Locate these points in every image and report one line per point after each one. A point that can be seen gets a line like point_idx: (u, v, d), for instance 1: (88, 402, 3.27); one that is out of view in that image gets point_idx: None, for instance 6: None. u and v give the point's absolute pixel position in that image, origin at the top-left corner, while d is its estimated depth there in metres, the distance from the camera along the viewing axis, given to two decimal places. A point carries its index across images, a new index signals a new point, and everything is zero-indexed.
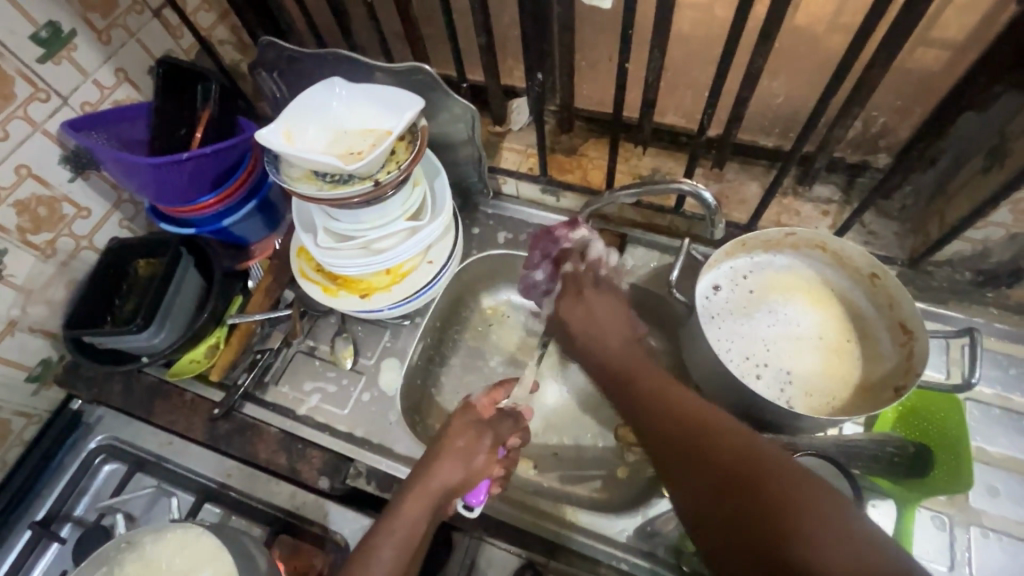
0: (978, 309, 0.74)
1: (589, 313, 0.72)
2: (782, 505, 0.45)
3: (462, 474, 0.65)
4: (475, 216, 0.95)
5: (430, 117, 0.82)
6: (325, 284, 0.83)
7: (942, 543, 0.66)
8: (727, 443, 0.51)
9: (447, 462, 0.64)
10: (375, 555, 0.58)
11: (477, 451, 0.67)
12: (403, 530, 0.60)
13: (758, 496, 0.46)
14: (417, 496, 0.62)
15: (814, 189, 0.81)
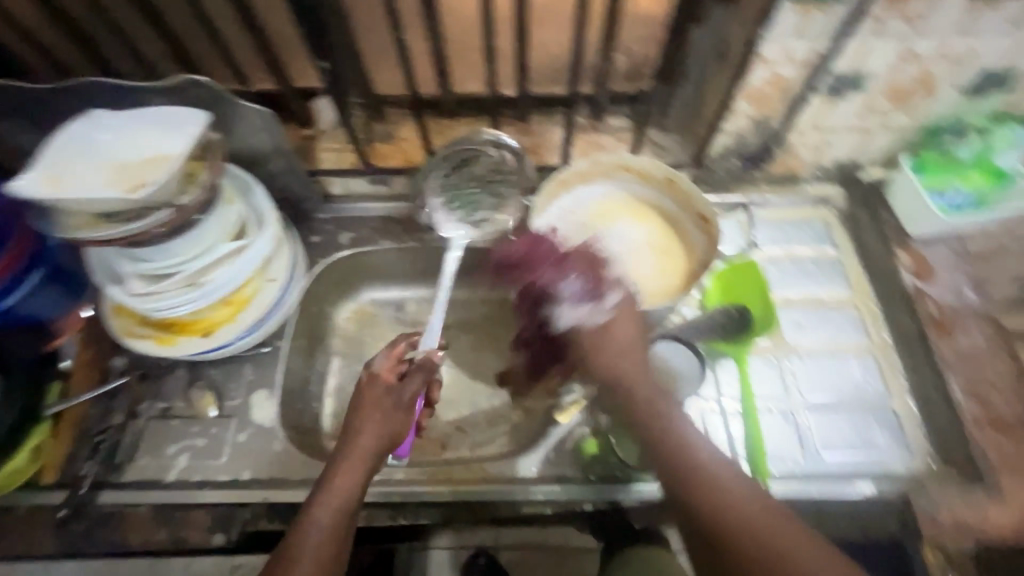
0: (752, 188, 0.90)
1: (631, 352, 0.72)
2: (724, 512, 0.58)
3: (383, 427, 0.67)
4: (311, 225, 0.92)
5: (226, 132, 0.78)
6: (158, 334, 0.76)
7: (774, 377, 0.79)
8: (687, 456, 0.62)
9: (363, 425, 0.66)
10: (310, 523, 0.59)
11: (400, 415, 0.68)
12: (336, 499, 0.61)
13: (702, 498, 0.59)
14: (348, 464, 0.63)
15: (608, 122, 0.91)
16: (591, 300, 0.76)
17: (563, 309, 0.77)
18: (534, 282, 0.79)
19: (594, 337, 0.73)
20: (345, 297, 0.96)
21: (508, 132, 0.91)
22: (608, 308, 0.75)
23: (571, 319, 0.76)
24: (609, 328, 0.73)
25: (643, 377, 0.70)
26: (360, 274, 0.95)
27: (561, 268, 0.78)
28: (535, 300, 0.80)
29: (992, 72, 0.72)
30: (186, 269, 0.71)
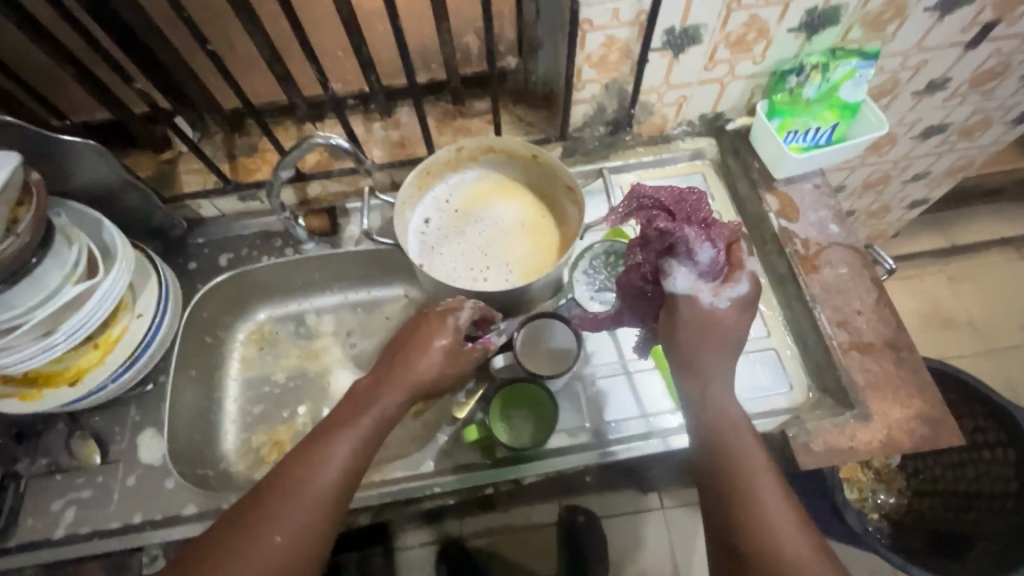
0: (627, 153, 0.92)
1: (710, 329, 0.60)
2: (743, 479, 0.54)
3: (426, 368, 0.65)
4: (187, 251, 0.89)
5: (61, 170, 0.74)
6: (21, 391, 0.72)
7: None
8: (742, 457, 0.55)
9: (423, 352, 0.65)
10: (336, 440, 0.59)
11: (464, 354, 0.68)
12: (366, 424, 0.61)
13: (726, 457, 0.55)
14: (396, 390, 0.63)
15: (474, 105, 0.90)
16: (716, 281, 0.61)
17: (680, 270, 0.61)
18: (662, 228, 0.61)
19: (697, 320, 0.61)
20: (238, 319, 0.93)
21: (375, 129, 0.89)
22: (729, 297, 0.61)
23: (688, 287, 0.61)
24: (723, 322, 0.61)
25: (715, 353, 0.60)
26: (249, 295, 0.92)
27: (703, 226, 0.61)
28: (658, 250, 0.63)
29: (819, 9, 0.73)
30: (35, 318, 0.67)
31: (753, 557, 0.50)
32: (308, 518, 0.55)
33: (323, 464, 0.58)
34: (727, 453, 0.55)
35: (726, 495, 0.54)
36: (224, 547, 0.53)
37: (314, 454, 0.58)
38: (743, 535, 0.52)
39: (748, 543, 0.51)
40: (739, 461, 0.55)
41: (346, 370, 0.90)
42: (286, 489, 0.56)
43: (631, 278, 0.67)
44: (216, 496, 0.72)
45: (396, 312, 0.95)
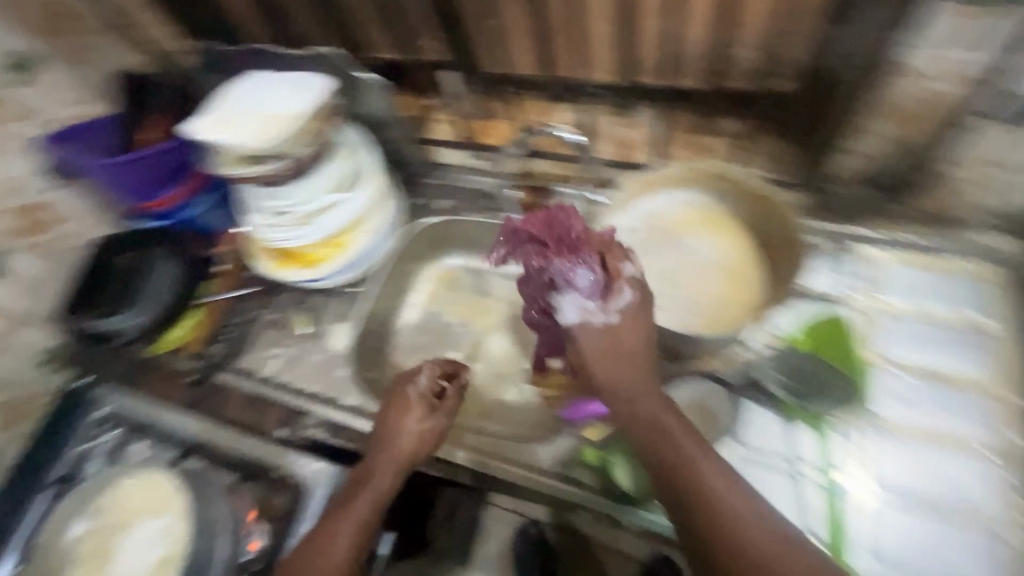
0: (888, 225, 0.79)
1: (625, 350, 0.65)
2: (700, 495, 0.57)
3: (405, 449, 0.72)
4: (415, 187, 1.02)
5: (353, 97, 0.89)
6: (276, 259, 0.92)
7: (846, 449, 0.70)
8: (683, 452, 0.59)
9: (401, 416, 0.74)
10: (334, 538, 0.65)
11: (433, 420, 0.75)
12: (360, 508, 0.67)
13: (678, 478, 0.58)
14: (382, 471, 0.70)
15: (721, 124, 0.84)
16: (601, 299, 0.67)
17: (568, 301, 0.67)
18: (539, 265, 0.71)
19: (596, 337, 0.65)
20: (433, 256, 1.04)
21: (609, 124, 0.89)
22: (615, 310, 0.66)
23: (576, 311, 0.67)
24: (622, 331, 0.66)
25: (638, 385, 0.64)
26: (447, 240, 1.02)
27: (573, 251, 0.69)
28: (543, 285, 0.70)
29: None
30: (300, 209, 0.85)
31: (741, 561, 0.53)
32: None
33: (329, 551, 0.64)
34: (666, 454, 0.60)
35: (691, 511, 0.57)
36: None
37: (322, 546, 0.65)
38: (711, 534, 0.55)
39: (720, 537, 0.55)
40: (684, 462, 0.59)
41: (500, 336, 0.97)
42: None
43: (530, 313, 0.76)
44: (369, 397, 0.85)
45: None
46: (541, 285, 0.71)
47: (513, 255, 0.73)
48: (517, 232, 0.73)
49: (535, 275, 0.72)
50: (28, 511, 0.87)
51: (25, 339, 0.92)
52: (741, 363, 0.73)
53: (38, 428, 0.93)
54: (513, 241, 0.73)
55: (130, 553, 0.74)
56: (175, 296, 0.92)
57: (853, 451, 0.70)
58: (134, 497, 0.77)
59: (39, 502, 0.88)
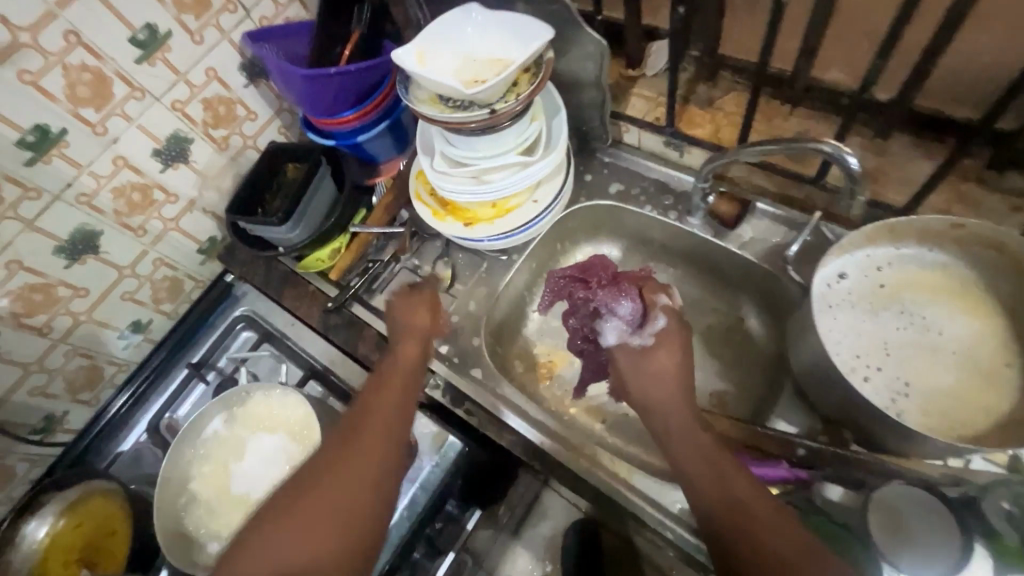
0: None
1: (661, 374, 0.67)
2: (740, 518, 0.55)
3: (424, 331, 0.75)
4: (590, 162, 0.92)
5: (559, 52, 0.79)
6: (435, 208, 0.87)
7: None
8: (708, 459, 0.60)
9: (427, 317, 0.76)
10: (365, 414, 0.64)
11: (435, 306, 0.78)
12: (394, 385, 0.68)
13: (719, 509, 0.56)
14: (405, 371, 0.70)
15: (1006, 178, 0.67)
16: (637, 325, 0.71)
17: (607, 327, 0.72)
18: (584, 296, 0.76)
19: (630, 361, 0.69)
20: (584, 240, 0.96)
21: (851, 145, 0.74)
22: (652, 334, 0.70)
23: (616, 335, 0.71)
24: (656, 356, 0.69)
25: (673, 407, 0.65)
26: (607, 225, 0.93)
27: (615, 287, 0.74)
28: (587, 313, 0.76)
29: None
30: (475, 164, 0.79)
31: None
32: (373, 485, 0.60)
33: (361, 430, 0.63)
34: (692, 458, 0.61)
35: (726, 534, 0.55)
36: (271, 537, 0.56)
37: (356, 434, 0.63)
38: (739, 534, 0.54)
39: (736, 527, 0.55)
40: (709, 467, 0.59)
41: None
42: (341, 460, 0.61)
43: (575, 340, 0.80)
44: (499, 377, 0.81)
45: (717, 329, 0.87)
46: (585, 313, 0.76)
47: (566, 291, 0.80)
48: (592, 268, 0.79)
49: (580, 304, 0.77)
50: (171, 380, 0.98)
51: (187, 226, 0.95)
52: (948, 470, 0.60)
53: (188, 307, 1.02)
54: (564, 284, 0.80)
55: (249, 467, 0.77)
56: (327, 217, 0.94)
57: None
58: (267, 414, 0.79)
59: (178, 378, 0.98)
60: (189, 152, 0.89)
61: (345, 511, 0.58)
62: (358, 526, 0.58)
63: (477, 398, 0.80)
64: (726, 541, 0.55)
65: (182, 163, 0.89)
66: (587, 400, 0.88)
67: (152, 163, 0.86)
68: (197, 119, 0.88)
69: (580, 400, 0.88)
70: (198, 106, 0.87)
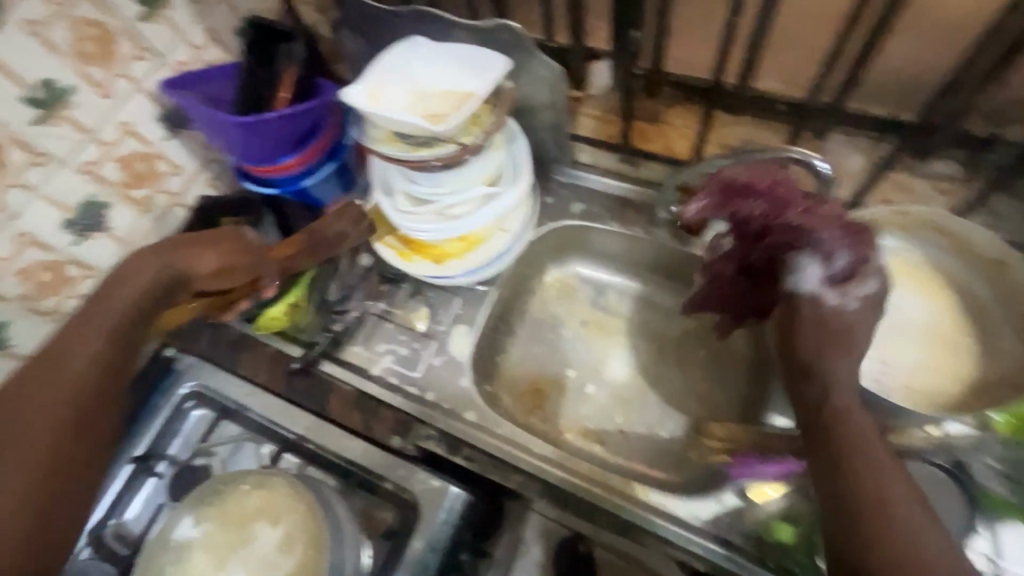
0: None
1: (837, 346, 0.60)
2: (835, 412, 0.57)
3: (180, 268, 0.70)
4: (549, 184, 0.91)
5: (512, 80, 0.79)
6: (400, 248, 0.84)
7: None
8: (866, 458, 0.53)
9: (196, 254, 0.71)
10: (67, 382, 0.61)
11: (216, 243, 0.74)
12: (97, 343, 0.63)
13: (831, 414, 0.57)
14: (95, 325, 0.63)
15: (931, 165, 0.74)
16: (838, 280, 0.63)
17: (809, 265, 0.63)
18: (793, 223, 0.65)
19: (818, 314, 0.61)
20: (551, 261, 0.96)
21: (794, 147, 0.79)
22: (857, 296, 0.61)
23: (814, 285, 0.63)
24: (852, 319, 0.61)
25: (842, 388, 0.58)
26: (575, 247, 0.93)
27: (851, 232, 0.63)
28: (778, 244, 0.67)
29: None
30: (441, 200, 0.77)
31: (865, 507, 0.51)
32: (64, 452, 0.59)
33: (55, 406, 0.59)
34: (843, 451, 0.54)
35: (827, 443, 0.55)
36: None
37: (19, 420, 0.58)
38: (837, 433, 0.56)
39: (829, 426, 0.56)
40: (868, 468, 0.53)
41: (619, 356, 0.90)
42: None
43: (726, 266, 0.73)
44: (494, 416, 0.78)
45: (691, 331, 0.89)
46: (767, 248, 0.68)
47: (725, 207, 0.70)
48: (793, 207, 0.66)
49: (783, 238, 0.66)
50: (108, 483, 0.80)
51: None
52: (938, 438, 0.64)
53: None
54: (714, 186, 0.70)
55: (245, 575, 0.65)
56: None
57: None
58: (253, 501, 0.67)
59: (117, 481, 0.81)
60: (107, 220, 0.78)
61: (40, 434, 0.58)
62: (52, 489, 0.57)
63: (474, 442, 0.76)
64: (820, 438, 0.56)
65: (99, 233, 0.78)
66: (581, 422, 0.86)
67: (63, 236, 0.74)
68: (113, 181, 0.78)
69: (573, 423, 0.86)
70: (113, 166, 0.77)
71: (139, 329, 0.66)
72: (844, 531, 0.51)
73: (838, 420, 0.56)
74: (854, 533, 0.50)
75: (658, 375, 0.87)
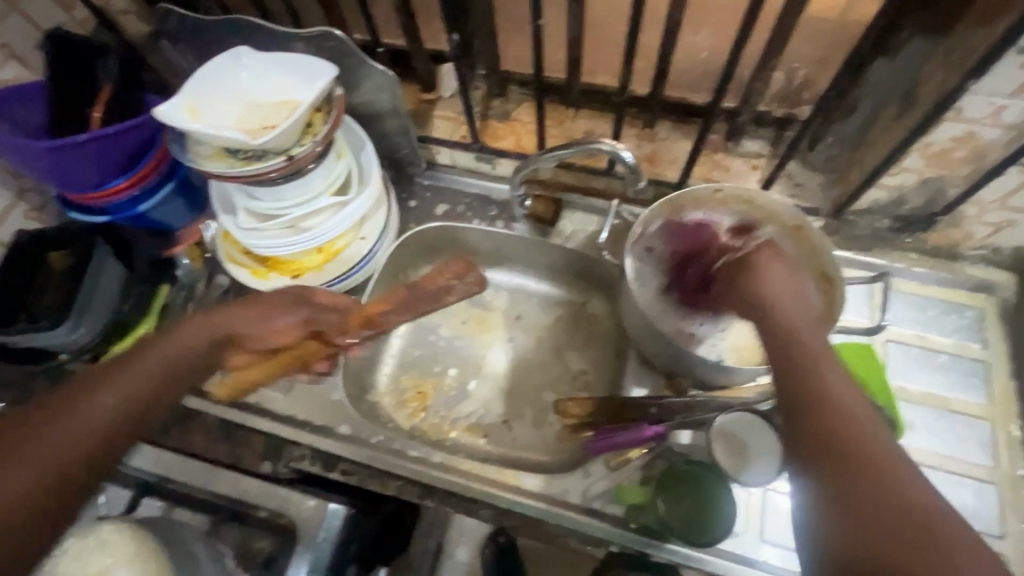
0: (898, 255, 0.78)
1: (785, 277, 0.62)
2: (794, 361, 0.53)
3: (145, 368, 0.60)
4: (411, 188, 0.92)
5: (351, 86, 0.78)
6: (254, 266, 0.80)
7: None
8: (841, 405, 0.49)
9: (162, 350, 0.62)
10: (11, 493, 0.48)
11: (191, 336, 0.65)
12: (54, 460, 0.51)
13: (797, 363, 0.53)
14: (118, 385, 0.57)
15: (743, 145, 0.82)
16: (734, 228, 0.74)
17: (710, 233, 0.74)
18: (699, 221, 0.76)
19: (731, 275, 0.66)
20: (423, 263, 0.94)
21: (628, 135, 0.85)
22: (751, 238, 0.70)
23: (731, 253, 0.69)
24: (753, 259, 0.65)
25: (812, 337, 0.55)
26: (445, 248, 0.93)
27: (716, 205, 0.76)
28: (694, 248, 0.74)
29: None
30: (288, 213, 0.74)
31: (852, 462, 0.45)
32: None
33: None
34: (835, 428, 0.47)
35: (796, 396, 0.51)
36: None
37: None
38: (801, 387, 0.51)
39: (792, 381, 0.52)
40: (865, 446, 0.45)
41: (499, 349, 0.90)
42: None
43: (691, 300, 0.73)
44: (368, 425, 0.77)
45: (565, 317, 0.92)
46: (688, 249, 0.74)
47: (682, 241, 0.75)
48: (693, 233, 0.75)
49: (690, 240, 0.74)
50: None
51: None
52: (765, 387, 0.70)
53: None
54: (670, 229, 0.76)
55: None
56: (119, 308, 0.80)
57: None
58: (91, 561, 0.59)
59: None
60: None
61: (51, 451, 0.51)
62: None
63: (349, 456, 0.75)
64: (790, 396, 0.52)
65: None
66: (465, 420, 0.86)
67: None
68: None
69: (458, 422, 0.86)
70: None
71: (88, 466, 0.53)
72: (856, 515, 0.42)
73: (798, 368, 0.53)
74: (859, 516, 0.42)
75: (535, 364, 0.89)
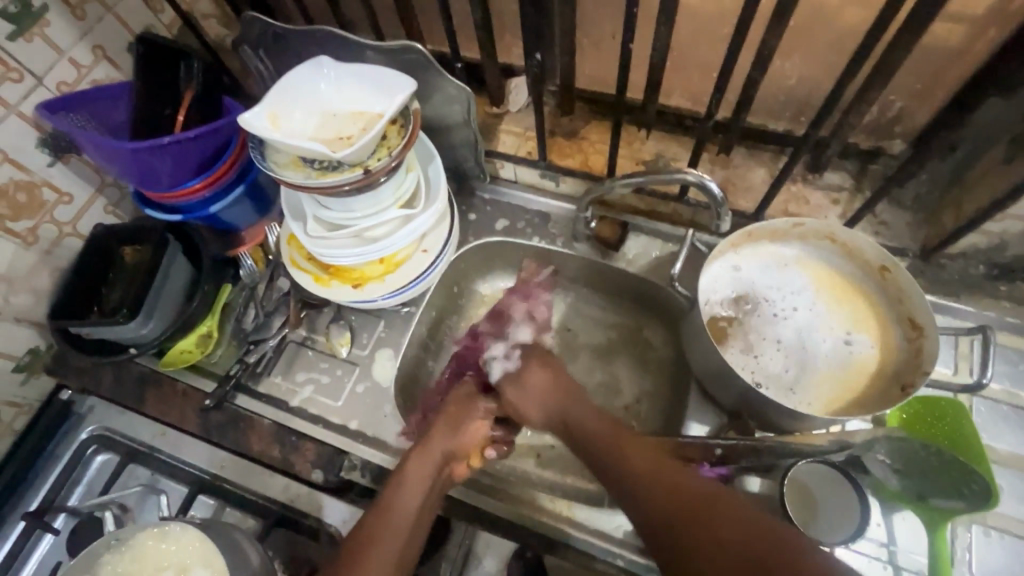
0: (990, 303, 0.72)
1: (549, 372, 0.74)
2: (649, 475, 0.59)
3: (434, 460, 0.68)
4: (471, 202, 0.91)
5: (424, 99, 0.78)
6: (316, 273, 0.80)
7: (969, 549, 0.65)
8: (692, 499, 0.54)
9: (434, 440, 0.70)
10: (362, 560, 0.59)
11: (446, 429, 0.71)
12: (398, 517, 0.63)
13: (648, 484, 0.58)
14: (403, 498, 0.64)
15: (824, 177, 0.79)
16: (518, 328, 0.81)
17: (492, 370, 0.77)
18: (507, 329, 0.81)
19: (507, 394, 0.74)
20: (479, 277, 0.91)
21: (701, 161, 0.82)
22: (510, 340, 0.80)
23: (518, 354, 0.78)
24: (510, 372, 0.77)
25: (586, 413, 0.69)
26: (500, 262, 0.90)
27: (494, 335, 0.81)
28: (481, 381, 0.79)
29: None
30: (357, 223, 0.74)
31: None
32: None
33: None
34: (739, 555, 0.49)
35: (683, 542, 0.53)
36: None
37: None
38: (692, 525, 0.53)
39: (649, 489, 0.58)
40: (724, 544, 0.51)
41: None
42: None
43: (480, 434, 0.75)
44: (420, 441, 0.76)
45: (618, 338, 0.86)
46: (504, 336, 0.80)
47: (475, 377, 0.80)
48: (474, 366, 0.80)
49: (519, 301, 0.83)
50: (6, 536, 0.76)
51: None
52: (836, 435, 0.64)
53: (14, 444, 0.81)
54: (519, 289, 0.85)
55: None
56: (186, 304, 0.80)
57: (970, 550, 0.65)
58: (164, 554, 0.64)
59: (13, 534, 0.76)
60: None
61: None
62: None
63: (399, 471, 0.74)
64: (659, 513, 0.56)
65: None
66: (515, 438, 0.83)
67: None
68: None
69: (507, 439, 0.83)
70: None
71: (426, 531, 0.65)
72: None
73: (656, 485, 0.57)
74: None
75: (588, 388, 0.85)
